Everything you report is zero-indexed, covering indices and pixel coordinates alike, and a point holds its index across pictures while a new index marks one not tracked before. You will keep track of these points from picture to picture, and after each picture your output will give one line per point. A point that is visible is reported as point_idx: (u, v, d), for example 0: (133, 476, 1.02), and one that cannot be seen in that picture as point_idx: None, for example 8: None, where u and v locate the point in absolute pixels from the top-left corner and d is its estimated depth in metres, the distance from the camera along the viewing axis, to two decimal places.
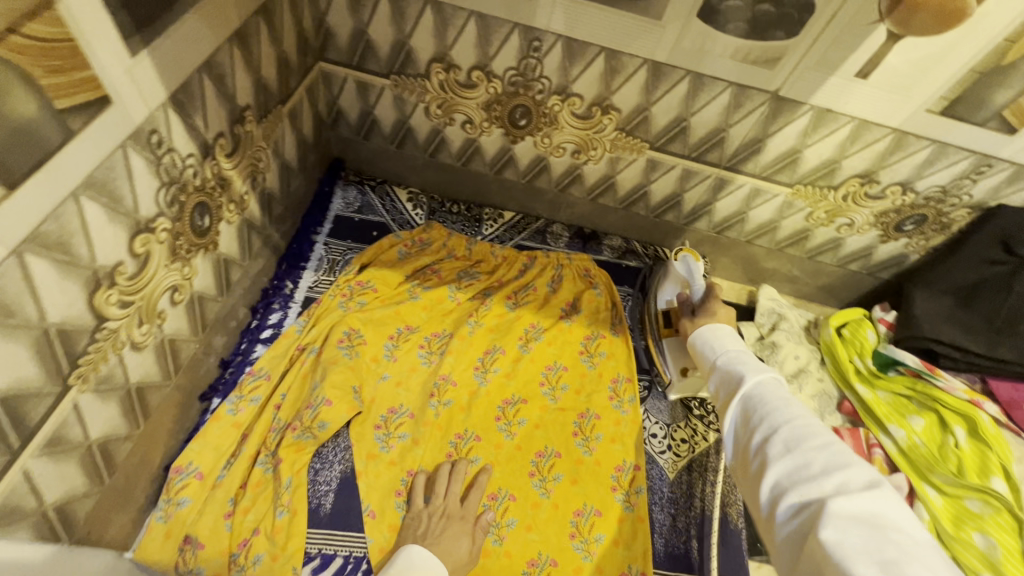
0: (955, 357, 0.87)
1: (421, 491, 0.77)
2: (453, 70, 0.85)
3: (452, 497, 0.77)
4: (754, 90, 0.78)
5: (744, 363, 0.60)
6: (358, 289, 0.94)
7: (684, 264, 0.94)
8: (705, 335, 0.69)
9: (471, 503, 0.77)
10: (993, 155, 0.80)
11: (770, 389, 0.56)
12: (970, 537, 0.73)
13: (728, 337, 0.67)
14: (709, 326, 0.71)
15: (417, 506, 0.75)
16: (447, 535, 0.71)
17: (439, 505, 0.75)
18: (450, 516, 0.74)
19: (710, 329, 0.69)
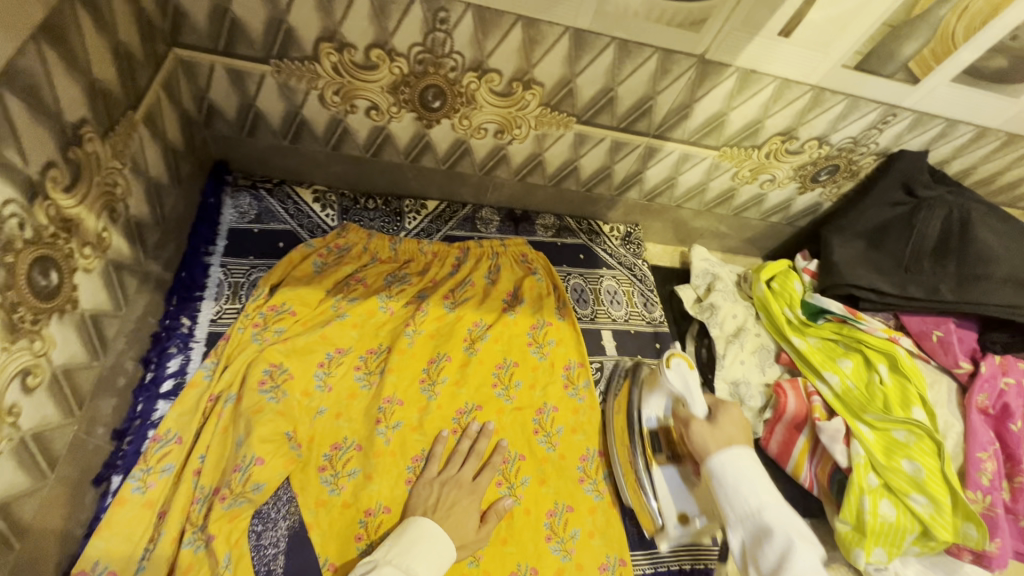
0: (873, 300, 0.91)
1: (439, 456, 0.78)
2: (347, 50, 0.72)
3: (466, 472, 0.77)
4: (680, 55, 0.74)
5: (785, 527, 0.61)
6: (272, 315, 0.82)
7: (675, 371, 0.80)
8: (727, 466, 0.68)
9: (483, 479, 0.78)
10: (899, 105, 0.83)
11: (812, 564, 0.58)
12: (900, 465, 0.81)
13: (755, 477, 0.67)
14: (731, 449, 0.70)
15: (430, 474, 0.76)
16: (457, 509, 0.73)
17: (453, 477, 0.77)
18: (458, 496, 0.75)
19: (731, 459, 0.68)
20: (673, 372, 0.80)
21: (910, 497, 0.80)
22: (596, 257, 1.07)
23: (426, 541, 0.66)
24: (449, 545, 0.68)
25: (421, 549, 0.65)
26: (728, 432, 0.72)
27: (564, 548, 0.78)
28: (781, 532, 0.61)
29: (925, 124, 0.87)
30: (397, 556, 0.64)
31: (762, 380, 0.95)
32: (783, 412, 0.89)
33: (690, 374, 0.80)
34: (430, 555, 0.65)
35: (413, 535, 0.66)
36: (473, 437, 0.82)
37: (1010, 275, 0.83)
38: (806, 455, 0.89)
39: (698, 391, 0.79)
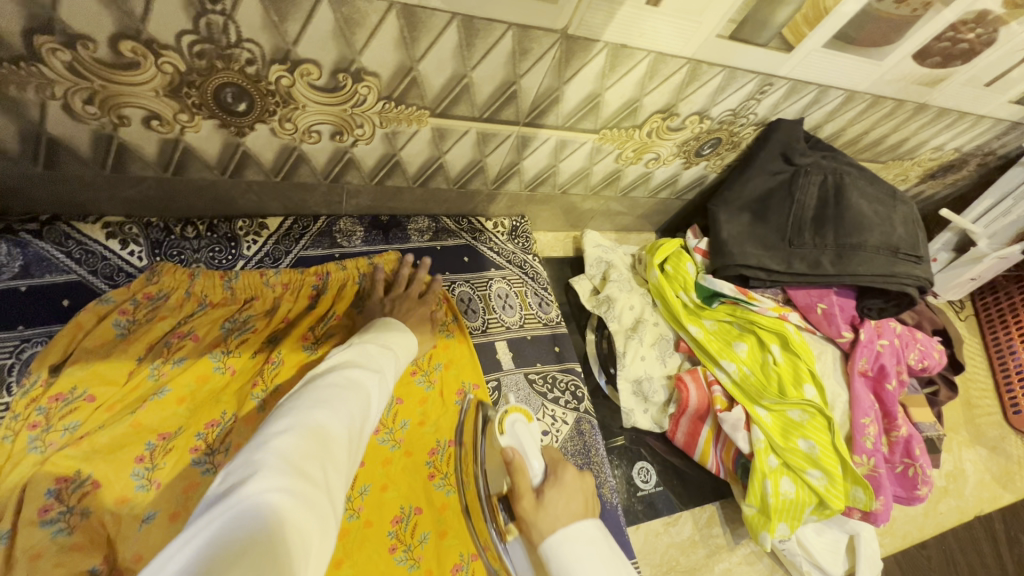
0: (761, 277, 0.89)
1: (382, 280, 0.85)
2: (81, 44, 0.51)
3: (411, 289, 0.86)
4: (538, 31, 0.61)
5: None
6: (56, 407, 0.62)
7: (510, 435, 0.69)
8: (563, 548, 0.53)
9: (428, 296, 0.87)
10: (775, 74, 0.77)
11: None
12: (796, 444, 0.81)
13: (598, 561, 0.53)
14: (570, 531, 0.55)
15: (378, 295, 0.83)
16: (413, 310, 0.82)
17: (401, 295, 0.84)
18: (413, 305, 0.83)
19: (567, 540, 0.54)
20: (508, 437, 0.69)
21: (806, 472, 0.81)
22: (481, 259, 0.96)
23: (394, 331, 0.72)
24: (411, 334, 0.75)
25: (392, 337, 0.70)
26: (555, 512, 0.58)
27: None
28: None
29: (799, 92, 0.83)
30: (374, 338, 0.68)
31: (664, 372, 0.92)
32: (686, 405, 0.87)
33: (526, 432, 0.70)
34: (401, 342, 0.71)
35: (381, 328, 0.72)
36: (411, 270, 0.89)
37: (882, 242, 0.83)
38: (711, 443, 0.88)
39: (534, 446, 0.68)
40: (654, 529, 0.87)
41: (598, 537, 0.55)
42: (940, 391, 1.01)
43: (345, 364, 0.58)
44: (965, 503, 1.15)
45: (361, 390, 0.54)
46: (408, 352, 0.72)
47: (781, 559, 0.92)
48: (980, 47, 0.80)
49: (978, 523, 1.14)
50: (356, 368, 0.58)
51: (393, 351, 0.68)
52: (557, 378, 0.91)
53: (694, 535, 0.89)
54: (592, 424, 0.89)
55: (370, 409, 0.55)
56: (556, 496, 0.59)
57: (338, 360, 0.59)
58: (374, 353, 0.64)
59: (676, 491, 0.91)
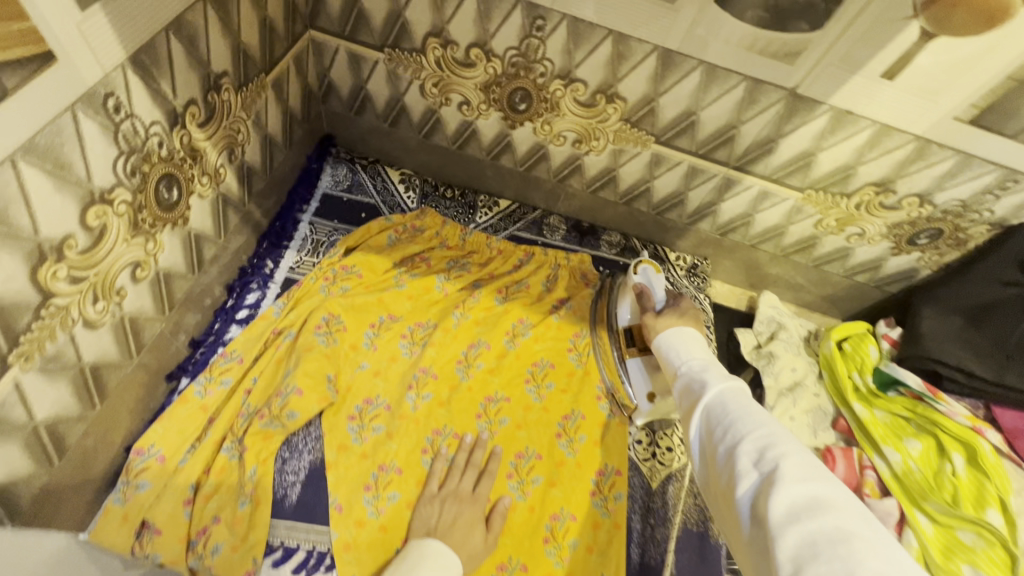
0: (959, 381, 0.83)
1: (442, 467, 0.78)
2: (450, 46, 0.80)
3: (466, 482, 0.77)
4: (769, 86, 0.73)
5: (709, 372, 0.58)
6: (341, 273, 0.90)
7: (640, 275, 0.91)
8: (667, 339, 0.69)
9: (483, 488, 0.77)
10: (1021, 170, 0.74)
11: (732, 399, 0.52)
12: (960, 570, 0.70)
13: (692, 346, 0.66)
14: (674, 331, 0.70)
15: (431, 488, 0.76)
16: (460, 522, 0.72)
17: (454, 491, 0.76)
18: (462, 506, 0.74)
19: (671, 333, 0.69)
20: (638, 276, 0.91)
21: None
22: None
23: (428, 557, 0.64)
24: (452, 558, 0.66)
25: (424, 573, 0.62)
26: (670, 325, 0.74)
27: (558, 555, 0.77)
28: (702, 378, 0.58)
29: None
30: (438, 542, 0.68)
31: (812, 442, 0.86)
32: None
33: (655, 276, 0.90)
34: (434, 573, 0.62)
35: (412, 560, 0.64)
36: (471, 448, 0.80)
37: None
38: None
39: (659, 286, 0.88)
40: None
41: (694, 337, 0.67)
42: None
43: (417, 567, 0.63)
44: None
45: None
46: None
47: None
48: None
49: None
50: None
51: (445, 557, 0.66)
52: None
53: None
54: None
55: None
56: (671, 315, 0.76)
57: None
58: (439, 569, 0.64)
59: None
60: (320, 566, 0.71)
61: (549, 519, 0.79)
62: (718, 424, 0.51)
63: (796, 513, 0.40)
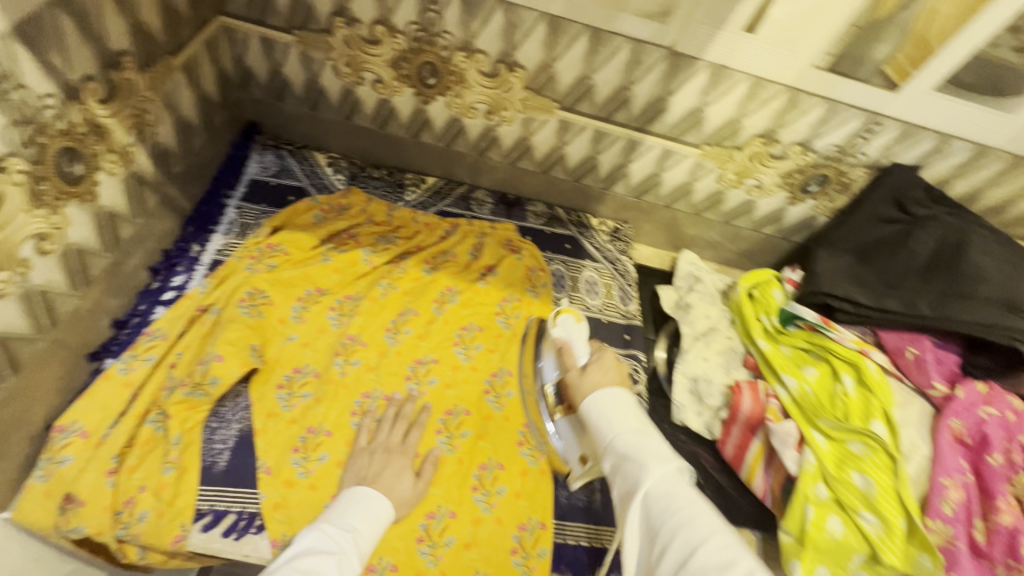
0: (847, 310, 0.89)
1: (369, 427, 0.80)
2: (355, 24, 0.84)
3: (395, 436, 0.79)
4: (650, 46, 0.79)
5: (643, 451, 0.58)
6: (267, 251, 0.92)
7: (561, 327, 0.86)
8: (597, 399, 0.65)
9: (412, 440, 0.79)
10: (881, 112, 0.82)
11: (667, 491, 0.55)
12: (850, 478, 0.77)
13: (622, 409, 0.63)
14: (604, 390, 0.67)
15: (361, 443, 0.78)
16: (388, 471, 0.74)
17: (383, 443, 0.78)
18: (391, 455, 0.77)
19: (600, 394, 0.66)
20: (559, 327, 0.85)
21: (859, 514, 0.75)
22: (581, 249, 1.11)
23: (363, 498, 0.67)
24: (383, 501, 0.68)
25: (357, 512, 0.65)
26: (597, 379, 0.70)
27: (487, 501, 0.81)
28: (635, 461, 0.57)
29: (914, 136, 0.85)
30: (376, 492, 0.69)
31: (725, 380, 0.93)
32: (737, 410, 0.87)
33: (575, 326, 0.86)
34: (366, 515, 0.65)
35: (347, 500, 0.67)
36: (400, 404, 0.84)
37: (997, 295, 0.78)
38: (761, 461, 0.86)
39: (581, 339, 0.82)
40: None
41: (626, 397, 0.65)
42: None
43: (346, 512, 0.65)
44: None
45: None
46: (379, 525, 0.66)
47: None
48: None
49: None
50: (313, 555, 0.57)
51: (373, 510, 0.67)
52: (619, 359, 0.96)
53: None
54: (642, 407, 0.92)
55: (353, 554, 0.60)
56: (596, 367, 0.72)
57: (297, 545, 0.58)
58: (371, 514, 0.66)
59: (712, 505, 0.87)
60: (250, 528, 0.72)
61: (477, 469, 0.83)
62: (659, 524, 0.53)
63: None
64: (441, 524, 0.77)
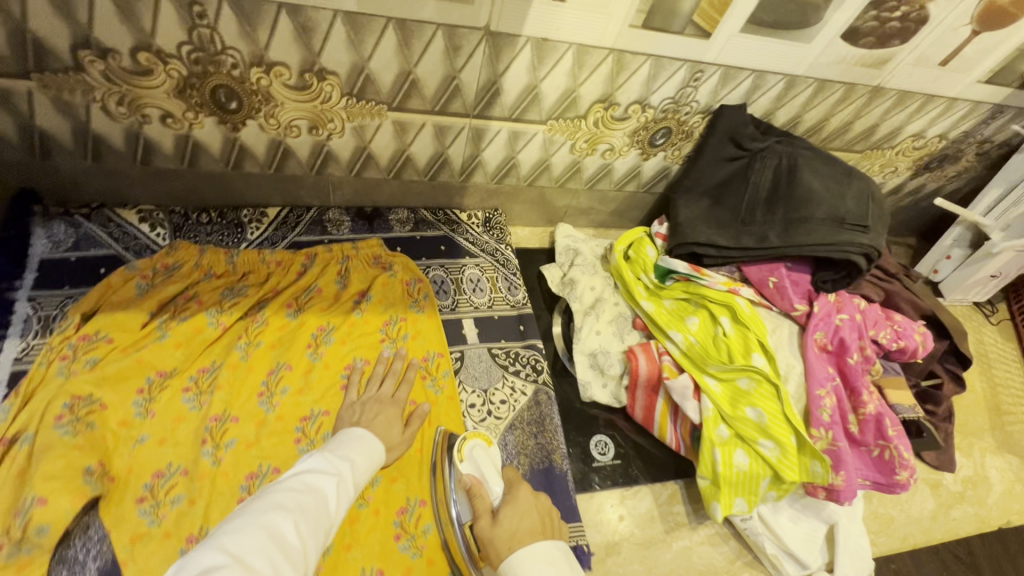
0: (713, 255, 0.92)
1: (358, 384, 0.84)
2: (110, 55, 0.68)
3: (385, 389, 0.83)
4: (464, 29, 0.73)
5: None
6: (82, 345, 0.76)
7: (469, 462, 0.77)
8: (520, 562, 0.55)
9: (402, 392, 0.83)
10: (702, 61, 0.84)
11: None
12: (745, 413, 0.82)
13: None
14: (525, 546, 0.57)
15: (350, 398, 0.82)
16: (379, 418, 0.78)
17: (375, 396, 0.82)
18: (382, 406, 0.80)
19: (524, 556, 0.56)
20: (467, 464, 0.76)
21: (758, 443, 0.81)
22: (457, 248, 1.06)
23: (362, 435, 0.71)
24: (377, 442, 0.72)
25: (354, 446, 0.69)
26: (510, 529, 0.61)
27: (414, 546, 0.76)
28: None
29: (735, 78, 0.88)
30: (369, 433, 0.73)
31: (621, 348, 0.94)
32: (637, 375, 0.89)
33: (486, 458, 0.77)
34: (362, 450, 0.69)
35: (343, 438, 0.71)
36: (387, 362, 0.88)
37: (828, 215, 0.85)
38: (668, 416, 0.89)
39: (493, 473, 0.75)
40: (609, 499, 0.88)
41: (558, 556, 0.56)
42: (945, 385, 1.05)
43: (341, 446, 0.68)
44: (986, 512, 1.05)
45: (309, 501, 0.57)
46: (374, 460, 0.70)
47: (749, 544, 0.89)
48: (913, 24, 0.83)
49: (1003, 534, 1.03)
50: (319, 471, 0.61)
51: (365, 447, 0.70)
52: (520, 354, 0.97)
53: (653, 510, 0.89)
54: (550, 396, 0.93)
55: (349, 480, 0.64)
56: (510, 513, 0.63)
57: (302, 462, 0.63)
58: (365, 449, 0.70)
59: (636, 467, 0.92)
60: None
61: (398, 515, 0.78)
62: None
63: None
64: None
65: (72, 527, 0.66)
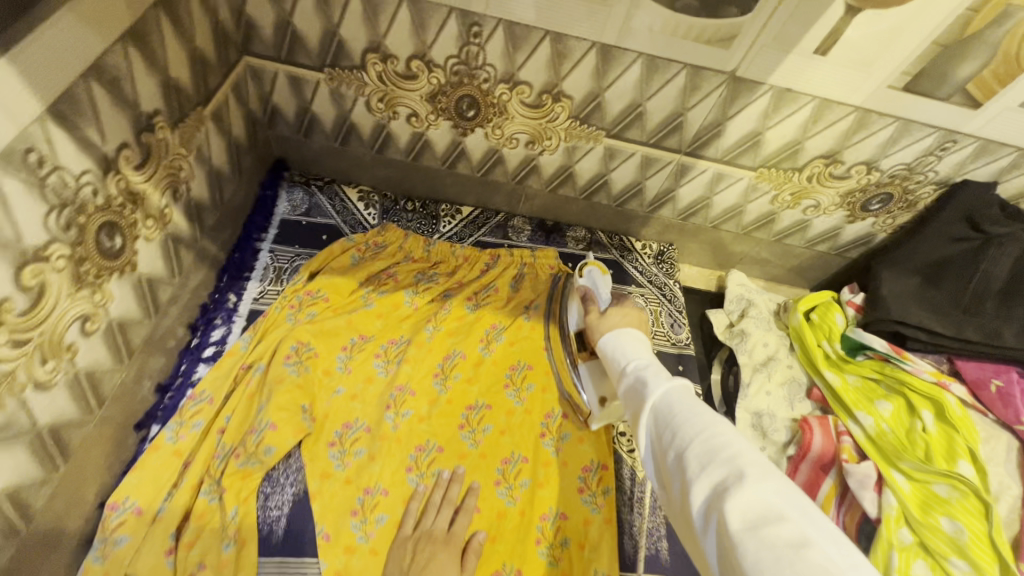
0: (922, 340, 0.85)
1: (417, 509, 0.76)
2: (390, 60, 0.79)
3: (440, 523, 0.75)
4: (709, 71, 0.74)
5: (656, 374, 0.56)
6: (307, 299, 0.88)
7: (586, 278, 0.87)
8: (613, 338, 0.67)
9: (459, 526, 0.75)
10: (959, 130, 0.76)
11: (673, 395, 0.52)
12: (938, 522, 0.72)
13: (634, 346, 0.63)
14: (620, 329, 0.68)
15: (404, 531, 0.74)
16: (435, 560, 0.70)
17: (427, 531, 0.74)
18: (437, 547, 0.72)
19: (616, 334, 0.67)
20: (585, 279, 0.86)
21: (949, 561, 0.70)
22: (625, 274, 1.05)
23: None
24: None
25: None
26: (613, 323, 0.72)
27: (552, 554, 0.78)
28: (646, 380, 0.55)
29: (992, 152, 0.79)
30: None
31: (789, 415, 0.89)
32: (808, 449, 0.83)
33: (601, 278, 0.86)
34: None
35: None
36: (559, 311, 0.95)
37: None
38: (832, 502, 0.80)
39: (605, 288, 0.84)
40: None
41: (641, 338, 0.65)
42: None
43: None
44: None
45: None
46: None
47: None
48: None
49: None
50: None
51: None
52: None
53: None
54: None
55: None
56: (616, 316, 0.74)
57: None
58: None
59: None
60: None
61: (540, 520, 0.80)
62: (664, 433, 0.49)
63: (747, 525, 0.39)
64: None
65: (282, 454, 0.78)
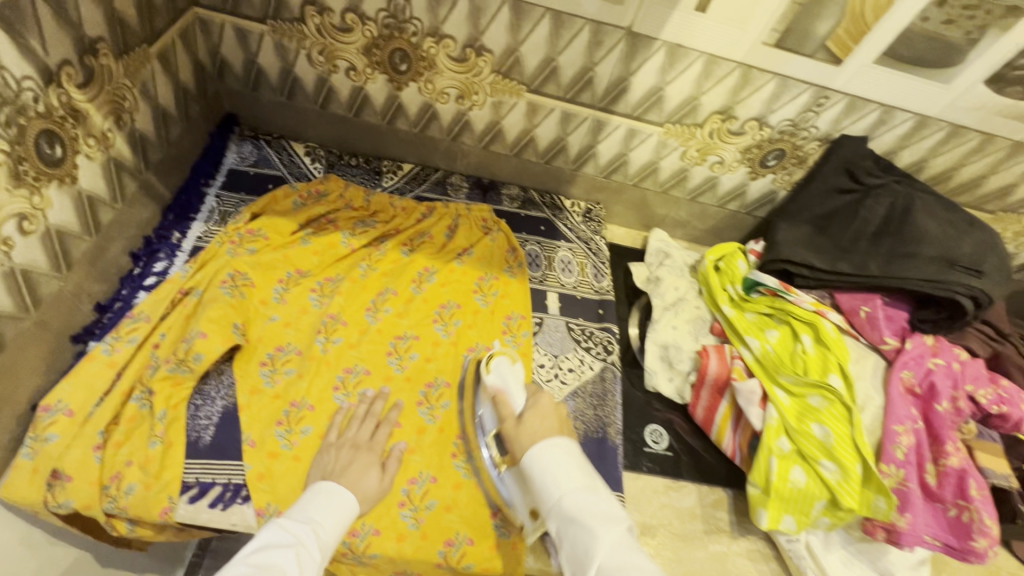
0: (806, 276, 0.94)
1: (340, 424, 0.81)
2: (327, 13, 0.88)
3: (363, 433, 0.80)
4: (609, 27, 0.83)
5: (592, 515, 0.57)
6: (247, 236, 0.93)
7: (494, 374, 0.85)
8: (537, 457, 0.63)
9: (381, 438, 0.80)
10: (829, 86, 0.87)
11: (620, 550, 0.54)
12: (810, 429, 0.81)
13: (563, 464, 0.62)
14: (546, 441, 0.65)
15: (328, 439, 0.79)
16: (353, 464, 0.75)
17: (354, 440, 0.79)
18: (358, 452, 0.77)
19: (544, 448, 0.63)
20: (493, 376, 0.85)
21: (819, 463, 0.79)
22: (556, 230, 1.13)
23: (319, 500, 0.66)
24: (346, 500, 0.68)
25: (316, 508, 0.65)
26: (533, 433, 0.69)
27: (468, 466, 0.84)
28: (585, 526, 0.56)
29: (860, 109, 0.90)
30: (297, 511, 0.64)
31: (694, 347, 0.98)
32: (705, 373, 0.92)
33: (509, 372, 0.85)
34: (325, 509, 0.65)
35: (308, 499, 0.67)
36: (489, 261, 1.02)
37: (938, 254, 0.83)
38: (729, 423, 0.90)
39: (517, 387, 0.82)
40: (654, 486, 0.89)
41: (570, 446, 0.64)
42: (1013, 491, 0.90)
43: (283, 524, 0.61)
44: None
45: None
46: (339, 521, 0.66)
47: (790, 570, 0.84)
48: None
49: None
50: (272, 548, 0.58)
51: (320, 518, 0.64)
52: (595, 333, 1.01)
53: (695, 508, 0.88)
54: (615, 375, 0.97)
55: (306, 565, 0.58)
56: (533, 416, 0.72)
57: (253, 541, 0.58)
58: (291, 526, 0.61)
59: (684, 464, 0.92)
60: (237, 499, 0.74)
61: (458, 437, 0.86)
62: None
63: None
64: (422, 488, 0.80)
65: (212, 369, 0.83)
